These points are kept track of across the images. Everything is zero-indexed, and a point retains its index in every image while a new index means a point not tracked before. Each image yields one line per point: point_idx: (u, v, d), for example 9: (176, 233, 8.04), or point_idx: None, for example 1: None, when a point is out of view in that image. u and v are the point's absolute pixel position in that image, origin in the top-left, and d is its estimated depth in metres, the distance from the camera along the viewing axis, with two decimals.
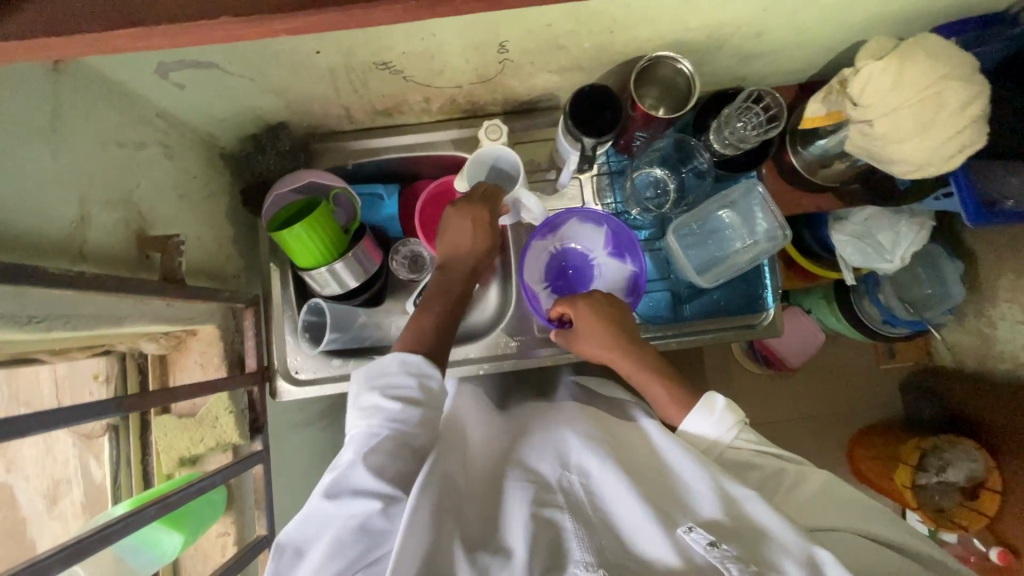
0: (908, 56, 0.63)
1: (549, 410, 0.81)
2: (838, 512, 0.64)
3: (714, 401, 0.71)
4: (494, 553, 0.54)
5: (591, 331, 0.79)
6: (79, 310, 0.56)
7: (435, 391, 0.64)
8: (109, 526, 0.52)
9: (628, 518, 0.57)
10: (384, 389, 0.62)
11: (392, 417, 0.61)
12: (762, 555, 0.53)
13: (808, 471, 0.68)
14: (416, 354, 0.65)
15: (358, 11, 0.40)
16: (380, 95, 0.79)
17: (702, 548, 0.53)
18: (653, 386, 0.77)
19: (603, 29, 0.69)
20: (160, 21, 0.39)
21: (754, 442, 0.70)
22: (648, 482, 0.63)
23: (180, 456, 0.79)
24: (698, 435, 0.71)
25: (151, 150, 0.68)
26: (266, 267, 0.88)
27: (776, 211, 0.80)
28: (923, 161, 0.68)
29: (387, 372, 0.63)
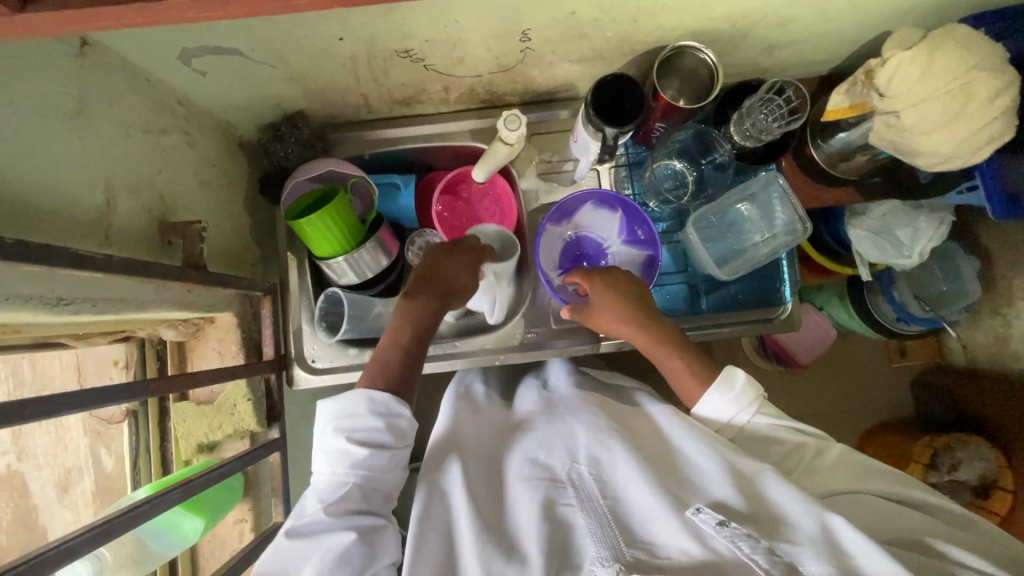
0: (937, 46, 0.63)
1: (552, 399, 0.80)
2: (859, 477, 0.64)
3: (734, 376, 0.70)
4: (509, 557, 0.55)
5: (609, 305, 0.78)
6: (105, 294, 0.56)
7: (404, 430, 0.64)
8: (136, 506, 0.52)
9: (641, 508, 0.57)
10: (350, 433, 0.61)
11: (359, 463, 0.60)
12: (774, 532, 0.53)
13: (828, 444, 0.68)
14: (381, 393, 0.64)
15: None
16: (400, 84, 0.79)
17: (712, 528, 0.53)
18: (668, 359, 0.74)
19: (627, 17, 0.68)
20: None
21: (775, 417, 0.69)
22: (656, 464, 0.62)
23: (199, 443, 0.80)
24: (716, 414, 0.70)
25: (173, 137, 0.68)
26: (283, 257, 0.88)
27: (796, 203, 0.79)
28: (950, 153, 0.67)
29: (355, 414, 0.62)
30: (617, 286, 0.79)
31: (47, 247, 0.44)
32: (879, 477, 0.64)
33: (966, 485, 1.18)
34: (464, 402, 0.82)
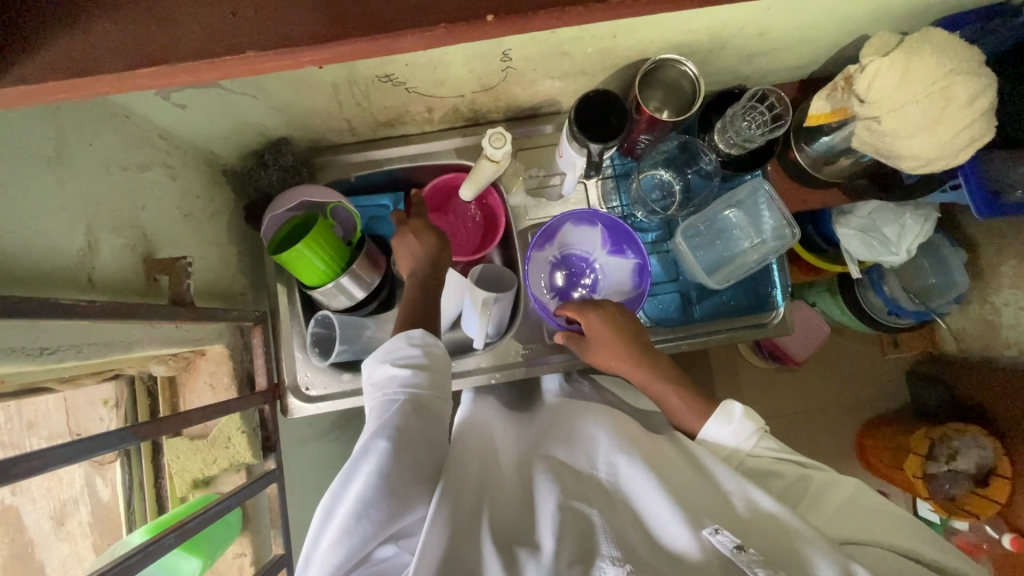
0: (914, 52, 0.63)
1: (574, 405, 0.81)
2: (867, 525, 0.63)
3: (732, 409, 0.73)
4: (525, 547, 0.54)
5: (608, 343, 0.79)
6: (90, 338, 0.55)
7: (440, 355, 0.67)
8: (130, 556, 0.51)
9: (658, 515, 0.58)
10: (393, 359, 0.64)
11: (404, 382, 0.63)
12: (791, 556, 0.54)
13: (835, 482, 0.68)
14: (416, 329, 0.67)
15: (380, 42, 0.40)
16: (382, 107, 0.78)
17: (729, 550, 0.53)
18: (668, 398, 0.78)
19: (607, 34, 0.68)
20: (187, 57, 0.39)
21: (775, 449, 0.71)
22: (677, 480, 0.64)
23: (194, 479, 0.78)
24: (717, 442, 0.73)
25: (155, 171, 0.68)
26: (273, 287, 0.87)
27: (783, 208, 0.80)
28: (933, 156, 0.67)
29: (395, 346, 0.65)
30: (612, 319, 0.79)
31: (29, 303, 0.44)
32: (882, 520, 0.64)
33: (966, 474, 1.19)
34: (481, 404, 0.84)
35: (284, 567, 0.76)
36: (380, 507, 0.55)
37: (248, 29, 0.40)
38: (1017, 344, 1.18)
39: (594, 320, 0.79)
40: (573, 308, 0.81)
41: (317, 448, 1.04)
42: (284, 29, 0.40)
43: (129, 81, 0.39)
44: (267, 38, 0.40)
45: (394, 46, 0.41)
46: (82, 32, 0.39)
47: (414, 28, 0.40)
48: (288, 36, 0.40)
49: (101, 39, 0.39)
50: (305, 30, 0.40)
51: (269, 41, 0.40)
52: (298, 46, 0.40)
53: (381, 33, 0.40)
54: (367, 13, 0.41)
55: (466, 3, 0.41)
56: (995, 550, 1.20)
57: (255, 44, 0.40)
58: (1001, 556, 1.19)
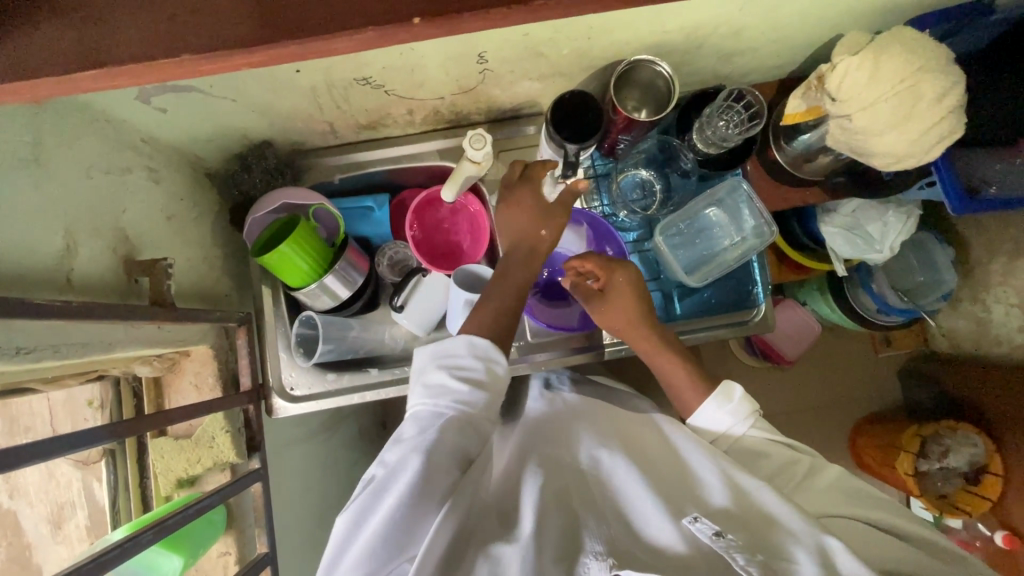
0: (883, 51, 0.64)
1: (555, 401, 0.83)
2: (849, 503, 0.67)
3: (732, 390, 0.76)
4: (506, 542, 0.57)
5: (626, 305, 0.77)
6: (68, 338, 0.56)
7: (500, 376, 0.67)
8: (106, 552, 0.52)
9: (640, 511, 0.61)
10: (453, 370, 0.64)
11: (461, 398, 0.63)
12: (772, 543, 0.55)
13: (822, 464, 0.72)
14: (482, 337, 0.67)
15: (310, 45, 0.42)
16: (363, 110, 0.79)
17: (707, 538, 0.56)
18: (676, 374, 0.80)
19: (581, 35, 0.69)
20: (128, 61, 0.41)
21: (770, 434, 0.74)
22: (663, 476, 0.66)
23: (179, 478, 0.77)
24: (711, 421, 0.76)
25: (136, 174, 0.69)
26: (258, 288, 0.88)
27: (761, 208, 0.81)
28: (904, 153, 0.68)
29: (455, 354, 0.66)
30: (636, 283, 0.77)
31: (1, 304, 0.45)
32: (867, 502, 0.68)
33: (957, 471, 1.21)
34: None
35: (267, 566, 0.77)
36: (411, 525, 0.56)
37: (181, 31, 0.41)
38: (1008, 341, 1.18)
39: (621, 277, 0.76)
40: (598, 262, 0.77)
41: (305, 449, 1.05)
42: (226, 30, 0.41)
43: (68, 85, 0.41)
44: (198, 40, 0.41)
45: (326, 47, 0.42)
46: (23, 39, 0.41)
47: (339, 29, 0.41)
48: (224, 39, 0.41)
49: (46, 44, 0.41)
50: (239, 34, 0.41)
51: (208, 45, 0.41)
52: (236, 49, 0.41)
53: (311, 37, 0.41)
54: (298, 15, 0.42)
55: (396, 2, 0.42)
56: (989, 547, 1.20)
57: (189, 46, 0.41)
58: (997, 553, 1.18)
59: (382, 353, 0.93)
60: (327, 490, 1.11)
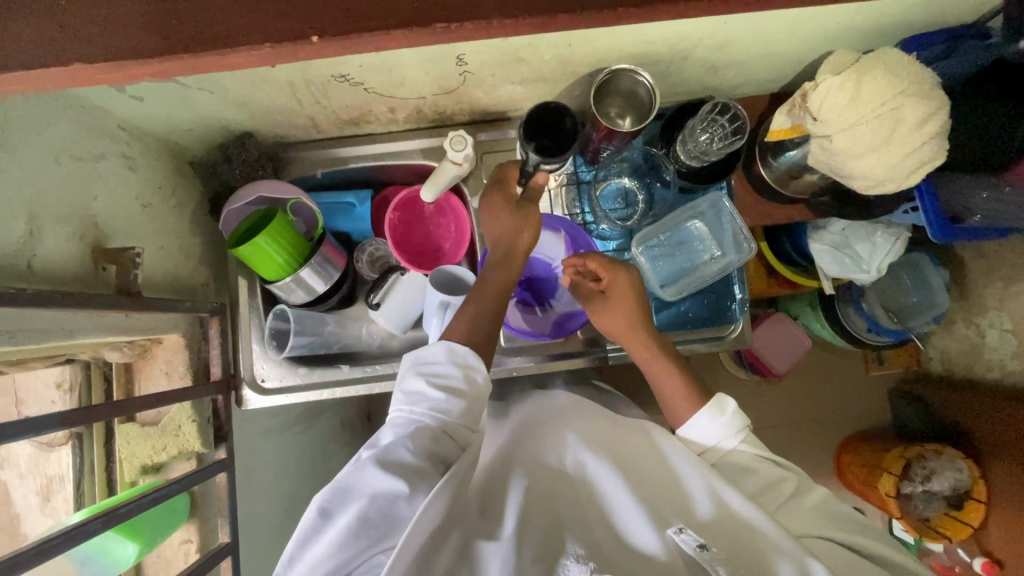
0: (865, 72, 0.63)
1: (548, 403, 0.84)
2: (833, 524, 0.66)
3: (725, 403, 0.75)
4: (487, 541, 0.58)
5: (626, 308, 0.78)
6: (27, 325, 0.56)
7: (479, 384, 0.66)
8: (50, 539, 0.52)
9: (624, 516, 0.62)
10: (431, 377, 0.64)
11: (435, 405, 0.62)
12: (754, 560, 0.57)
13: (810, 487, 0.71)
14: (462, 345, 0.67)
15: (190, 61, 0.44)
16: (344, 106, 0.79)
17: (691, 549, 0.56)
18: (667, 378, 0.79)
19: (562, 42, 0.68)
20: (50, 65, 0.43)
21: (758, 449, 0.74)
22: (649, 483, 0.67)
23: (143, 464, 0.78)
24: (702, 434, 0.75)
25: (111, 161, 0.69)
26: (235, 280, 0.88)
27: (742, 224, 0.81)
28: (883, 177, 0.67)
29: (434, 360, 0.65)
30: (636, 286, 0.79)
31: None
32: (851, 526, 0.67)
33: (940, 495, 1.18)
34: None
35: (227, 556, 0.77)
36: (381, 524, 0.56)
37: (82, 37, 0.44)
38: (1000, 367, 1.16)
39: (623, 278, 0.78)
40: (601, 262, 0.78)
41: (280, 439, 1.05)
42: (117, 45, 0.44)
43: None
44: (105, 49, 0.44)
45: (224, 62, 0.45)
46: None
47: (230, 47, 0.44)
48: (126, 48, 0.44)
49: None
50: (131, 46, 0.44)
51: (104, 53, 0.44)
52: (148, 59, 0.44)
53: (196, 53, 0.44)
54: (203, 32, 0.44)
55: (296, 19, 0.44)
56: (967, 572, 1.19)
57: (86, 55, 0.44)
58: None
59: (356, 349, 0.95)
60: (302, 481, 1.11)
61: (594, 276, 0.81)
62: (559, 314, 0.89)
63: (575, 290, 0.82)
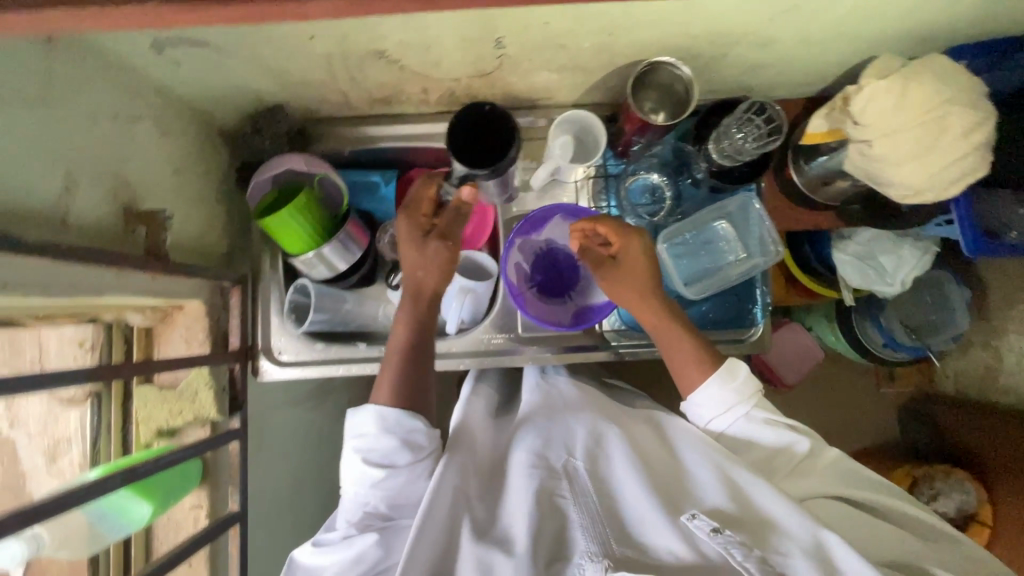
0: (913, 77, 0.61)
1: (550, 395, 0.84)
2: (837, 481, 0.70)
3: (737, 369, 0.73)
4: (496, 548, 0.60)
5: (636, 274, 0.77)
6: (60, 278, 0.56)
7: (419, 438, 0.69)
8: (74, 491, 0.52)
9: (635, 508, 0.62)
10: (367, 453, 0.67)
11: (378, 478, 0.66)
12: (771, 544, 0.58)
13: (823, 447, 0.72)
14: (392, 409, 0.68)
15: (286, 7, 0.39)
16: (378, 84, 0.79)
17: (706, 534, 0.58)
18: (678, 345, 0.75)
19: (604, 30, 0.68)
20: None
21: (770, 416, 0.72)
22: (656, 472, 0.67)
23: (159, 428, 0.78)
24: (714, 400, 0.72)
25: (145, 124, 0.69)
26: (258, 251, 0.89)
27: (770, 227, 0.81)
28: (922, 186, 0.66)
29: (368, 433, 0.68)
30: (648, 253, 0.78)
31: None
32: (855, 483, 0.70)
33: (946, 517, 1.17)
34: (475, 400, 0.88)
35: (235, 524, 0.77)
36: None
37: None
38: (1017, 392, 1.15)
39: (634, 245, 0.77)
40: (612, 227, 0.77)
41: (290, 414, 1.06)
42: None
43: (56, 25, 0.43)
44: None
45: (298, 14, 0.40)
46: None
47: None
48: None
49: None
50: None
51: None
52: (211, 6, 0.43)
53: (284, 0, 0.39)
54: None
55: None
56: None
57: None
58: None
59: (372, 330, 0.94)
60: (309, 457, 1.12)
61: (605, 242, 0.80)
62: (580, 307, 0.88)
63: (586, 255, 0.81)
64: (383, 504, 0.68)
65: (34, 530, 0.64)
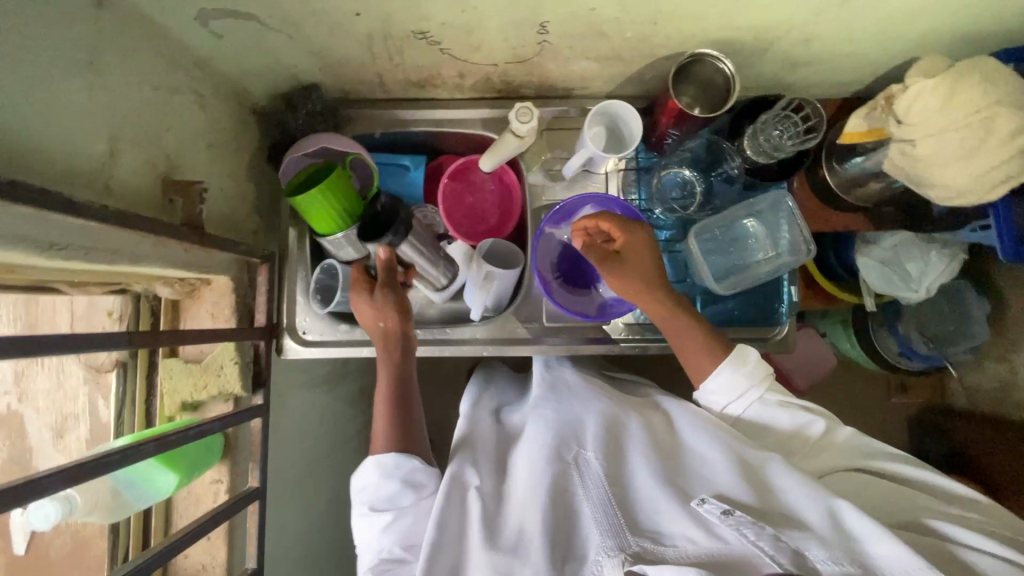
0: (961, 77, 0.61)
1: (557, 385, 0.84)
2: (852, 454, 0.70)
3: (747, 353, 0.74)
4: (513, 548, 0.60)
5: (643, 267, 0.75)
6: (100, 244, 0.56)
7: (422, 477, 0.68)
8: (109, 454, 0.52)
9: (647, 499, 0.62)
10: (374, 502, 0.67)
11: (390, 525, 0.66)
12: (786, 523, 0.58)
13: (837, 424, 0.72)
14: (387, 453, 0.68)
15: None
16: (415, 66, 0.78)
17: (716, 517, 0.57)
18: (688, 333, 0.75)
19: (648, 19, 0.67)
20: None
21: (781, 400, 0.73)
22: (667, 462, 0.67)
23: (183, 401, 0.79)
24: (728, 386, 0.73)
25: (184, 96, 0.69)
26: (286, 230, 0.89)
27: (803, 226, 0.78)
28: (963, 188, 0.66)
29: (371, 484, 0.67)
30: (651, 247, 0.77)
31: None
32: (873, 454, 0.70)
33: None
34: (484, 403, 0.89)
35: (255, 500, 0.78)
36: None
37: None
38: None
39: (639, 237, 0.76)
40: (614, 221, 0.76)
41: (307, 396, 1.06)
42: None
43: None
44: None
45: None
46: None
47: None
48: None
49: None
50: None
51: None
52: None
53: None
54: None
55: None
56: None
57: None
58: None
59: None
60: (323, 440, 1.12)
61: (607, 237, 0.78)
62: (605, 299, 0.87)
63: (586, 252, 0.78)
64: (398, 546, 0.66)
65: (67, 492, 0.63)
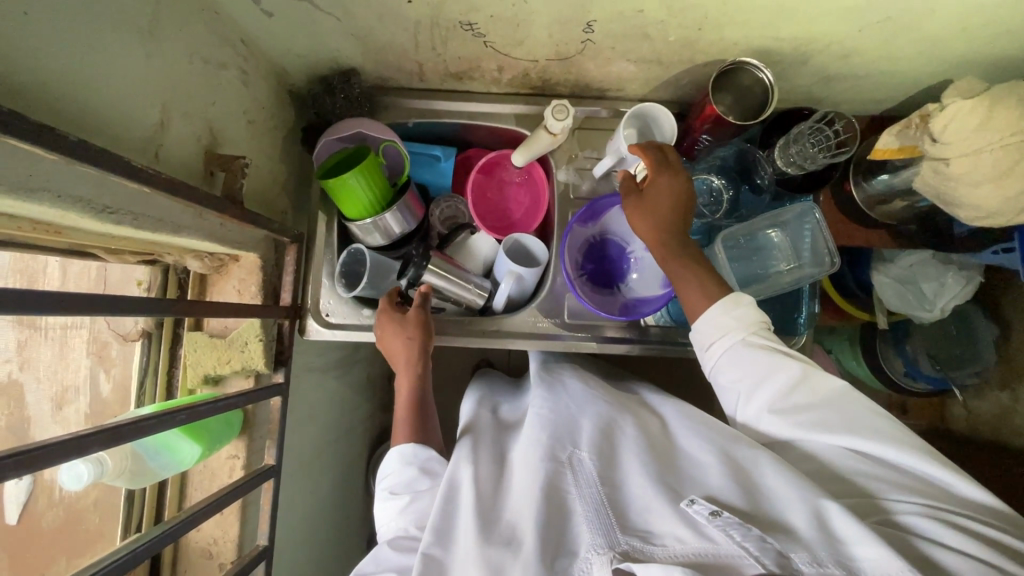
0: (999, 100, 0.62)
1: (556, 389, 0.82)
2: (838, 421, 0.63)
3: (741, 297, 0.71)
4: (505, 544, 0.55)
5: (660, 204, 0.76)
6: (146, 211, 0.57)
7: (438, 468, 0.70)
8: (145, 418, 0.53)
9: (639, 498, 0.58)
10: (393, 485, 0.69)
11: (405, 508, 0.66)
12: (776, 526, 0.54)
13: (816, 381, 0.66)
14: (407, 443, 0.72)
15: None
16: (456, 57, 0.79)
17: (703, 519, 0.53)
18: (682, 271, 0.74)
19: (693, 24, 0.68)
20: None
21: (770, 342, 0.69)
22: (662, 461, 0.64)
23: (205, 374, 0.80)
24: (715, 325, 0.71)
25: (230, 72, 0.70)
26: (315, 212, 0.90)
27: (828, 237, 0.80)
28: (993, 209, 0.67)
29: (392, 471, 0.70)
30: (679, 193, 0.76)
31: (60, 166, 0.46)
32: (863, 423, 0.63)
33: None
34: (482, 404, 0.87)
35: (271, 477, 0.78)
36: None
37: None
38: None
39: (663, 178, 0.76)
40: (651, 160, 0.77)
41: (321, 380, 1.06)
42: None
43: None
44: None
45: None
46: None
47: None
48: None
49: None
50: None
51: None
52: None
53: None
54: None
55: None
56: None
57: None
58: None
59: None
60: (332, 425, 1.12)
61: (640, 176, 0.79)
62: (627, 299, 0.88)
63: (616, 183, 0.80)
64: (415, 527, 0.65)
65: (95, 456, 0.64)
